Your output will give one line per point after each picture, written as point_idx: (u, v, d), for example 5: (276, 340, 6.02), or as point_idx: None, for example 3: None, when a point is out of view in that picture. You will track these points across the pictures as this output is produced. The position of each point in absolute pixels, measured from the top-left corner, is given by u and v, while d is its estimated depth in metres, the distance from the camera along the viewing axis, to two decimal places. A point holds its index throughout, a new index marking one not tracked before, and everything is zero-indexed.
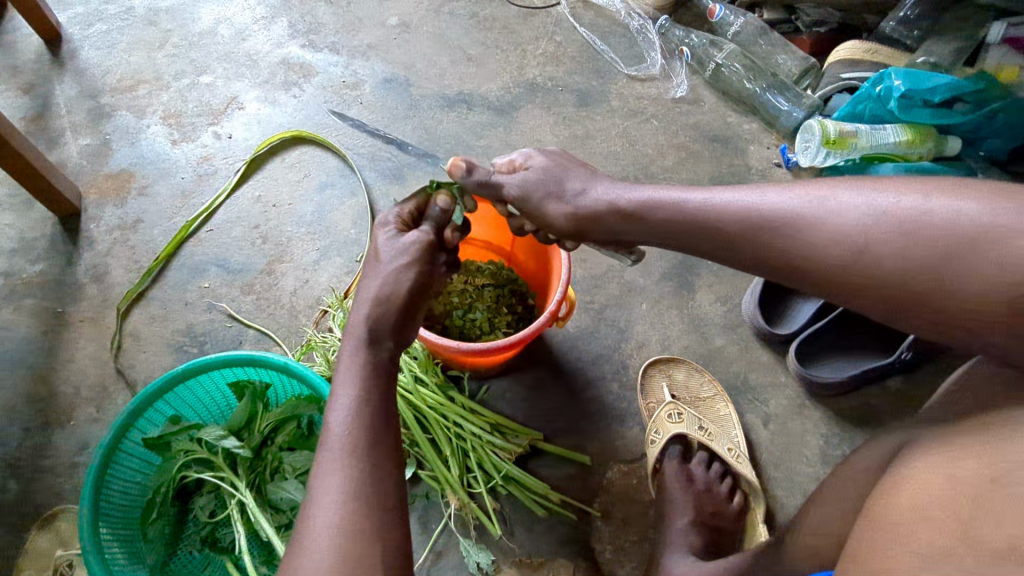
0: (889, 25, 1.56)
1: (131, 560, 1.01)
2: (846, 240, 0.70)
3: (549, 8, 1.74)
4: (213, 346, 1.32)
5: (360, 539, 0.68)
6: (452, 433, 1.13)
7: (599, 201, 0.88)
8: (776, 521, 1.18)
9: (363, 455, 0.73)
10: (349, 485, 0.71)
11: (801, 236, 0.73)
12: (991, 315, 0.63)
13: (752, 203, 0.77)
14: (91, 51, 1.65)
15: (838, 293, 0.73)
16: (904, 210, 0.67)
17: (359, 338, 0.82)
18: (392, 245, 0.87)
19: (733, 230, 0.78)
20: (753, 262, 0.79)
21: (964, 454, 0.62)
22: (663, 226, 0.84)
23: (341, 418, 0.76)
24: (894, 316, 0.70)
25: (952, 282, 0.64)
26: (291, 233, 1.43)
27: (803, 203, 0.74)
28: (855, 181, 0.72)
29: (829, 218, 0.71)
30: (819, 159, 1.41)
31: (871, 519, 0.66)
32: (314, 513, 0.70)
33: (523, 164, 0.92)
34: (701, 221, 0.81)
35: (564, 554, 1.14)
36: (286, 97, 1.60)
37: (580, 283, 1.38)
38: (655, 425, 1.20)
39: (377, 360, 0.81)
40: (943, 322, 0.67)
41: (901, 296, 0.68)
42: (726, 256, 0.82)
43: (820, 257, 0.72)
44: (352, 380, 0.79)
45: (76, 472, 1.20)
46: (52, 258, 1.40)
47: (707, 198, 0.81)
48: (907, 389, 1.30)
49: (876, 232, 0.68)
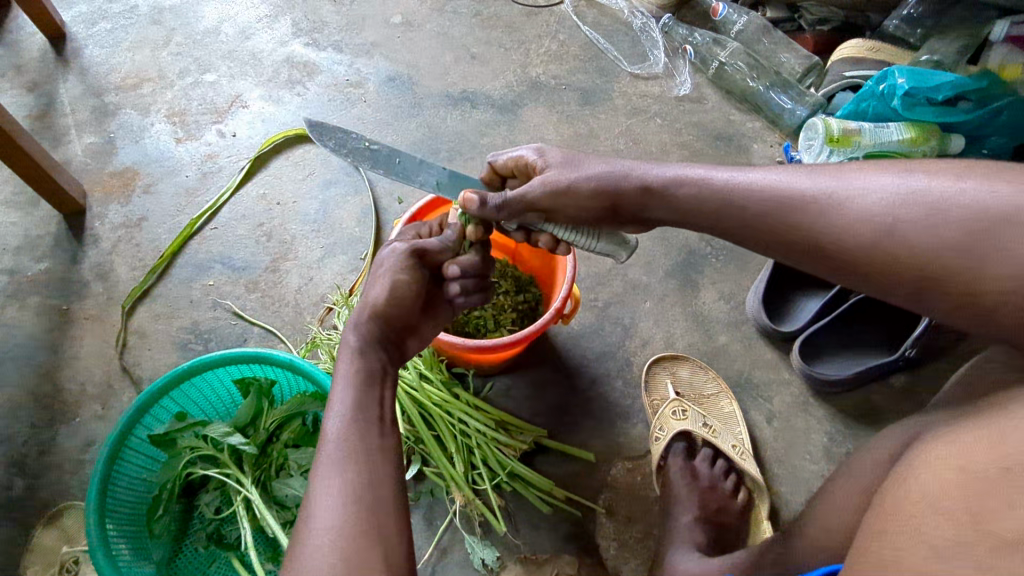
0: (891, 23, 1.58)
1: (137, 557, 1.01)
2: (872, 219, 0.71)
3: (552, 7, 1.74)
4: (218, 343, 1.32)
5: (362, 540, 0.69)
6: (457, 429, 1.13)
7: (626, 175, 0.89)
8: (781, 517, 1.18)
9: (360, 459, 0.74)
10: (343, 489, 0.72)
11: (825, 213, 0.75)
12: (1012, 301, 0.64)
13: (780, 182, 0.79)
14: (95, 49, 1.66)
15: (863, 272, 0.74)
16: (933, 192, 0.68)
17: (352, 346, 0.84)
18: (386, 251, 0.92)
19: (760, 207, 0.80)
20: (778, 240, 0.81)
21: (976, 444, 0.62)
22: (690, 204, 0.87)
23: (336, 424, 0.77)
24: (920, 295, 0.71)
25: (970, 274, 0.66)
26: (295, 231, 1.43)
27: (830, 184, 0.75)
28: (885, 164, 0.74)
29: (857, 197, 0.73)
30: (823, 158, 1.40)
31: (883, 510, 0.65)
32: (313, 516, 0.71)
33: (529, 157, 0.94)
34: (727, 201, 0.83)
35: (569, 551, 1.14)
36: (290, 96, 1.60)
37: (584, 281, 1.38)
38: (660, 422, 1.21)
39: (371, 367, 0.84)
40: (969, 310, 0.68)
41: (928, 273, 0.68)
42: (752, 236, 0.83)
43: (845, 235, 0.74)
44: (345, 386, 0.81)
45: (82, 468, 1.20)
46: (58, 256, 1.40)
47: (738, 178, 0.83)
48: (912, 386, 1.30)
49: (903, 213, 0.69)
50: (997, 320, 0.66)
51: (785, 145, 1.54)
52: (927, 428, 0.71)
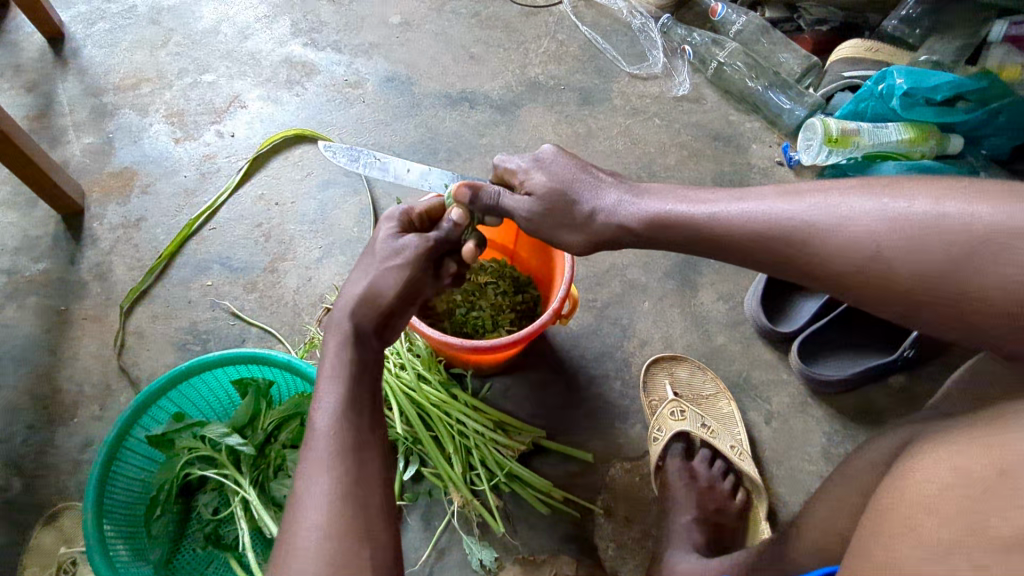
0: (890, 24, 1.56)
1: (135, 558, 1.01)
2: (859, 247, 0.71)
3: (551, 7, 1.74)
4: (216, 343, 1.32)
5: (350, 542, 0.69)
6: (455, 430, 1.13)
7: (608, 221, 0.89)
8: (779, 518, 1.18)
9: (348, 457, 0.74)
10: (331, 488, 0.71)
11: (811, 243, 0.74)
12: (994, 313, 0.64)
13: (763, 211, 0.78)
14: (94, 50, 1.66)
15: (854, 295, 0.74)
16: (915, 217, 0.67)
17: (343, 333, 0.83)
18: (389, 245, 0.89)
19: (746, 237, 0.79)
20: (767, 267, 0.80)
21: (973, 446, 0.62)
22: (674, 235, 0.85)
23: (326, 419, 0.77)
24: (911, 315, 0.70)
25: (958, 294, 0.66)
26: (294, 231, 1.43)
27: (813, 211, 0.74)
28: (867, 183, 0.73)
29: (840, 225, 0.72)
30: (821, 157, 1.41)
31: (879, 511, 0.65)
32: (300, 516, 0.70)
33: (520, 179, 0.94)
34: (711, 233, 0.82)
35: (567, 551, 1.14)
36: (289, 96, 1.60)
37: (583, 281, 1.38)
38: (658, 423, 1.21)
39: (362, 357, 0.83)
40: (960, 326, 0.68)
41: (917, 296, 0.68)
42: (740, 261, 0.82)
43: (834, 263, 0.73)
44: (338, 381, 0.80)
45: (81, 468, 1.20)
46: (56, 256, 1.40)
47: (718, 210, 0.81)
48: (910, 386, 1.30)
49: (888, 239, 0.69)
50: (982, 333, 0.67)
51: (784, 146, 1.54)
52: (925, 430, 0.71)
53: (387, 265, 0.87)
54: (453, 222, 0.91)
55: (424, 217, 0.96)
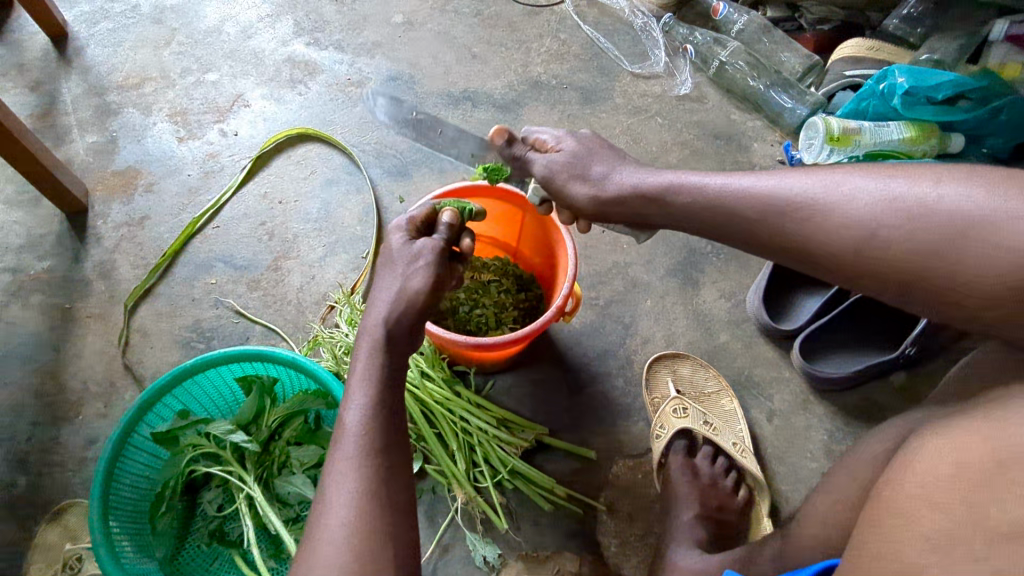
0: (891, 23, 1.58)
1: (141, 554, 1.01)
2: (858, 226, 0.72)
3: (553, 7, 1.74)
4: (220, 342, 1.32)
5: (371, 538, 0.69)
6: (459, 427, 1.14)
7: (622, 184, 0.93)
8: (781, 515, 1.19)
9: (375, 455, 0.74)
10: (359, 487, 0.72)
11: (813, 220, 0.76)
12: (991, 295, 0.64)
13: (768, 186, 0.80)
14: (97, 49, 1.66)
15: (849, 275, 0.75)
16: (913, 198, 0.68)
17: (376, 337, 0.83)
18: (407, 248, 0.89)
19: (750, 212, 0.81)
20: (769, 245, 0.82)
21: (972, 438, 0.62)
22: (684, 211, 0.88)
23: (356, 417, 0.77)
24: (907, 297, 0.71)
25: (953, 276, 0.66)
26: (297, 230, 1.44)
27: (818, 188, 0.76)
28: (869, 169, 0.74)
29: (841, 204, 0.73)
30: (823, 157, 1.40)
31: (880, 502, 0.66)
32: (328, 512, 0.71)
33: (552, 146, 0.99)
34: (720, 206, 0.84)
35: (570, 547, 1.14)
36: (292, 95, 1.61)
37: (585, 279, 1.38)
38: (661, 420, 1.21)
39: (395, 360, 0.83)
40: (961, 312, 0.68)
41: (913, 277, 0.69)
42: (743, 240, 0.84)
43: (833, 241, 0.74)
44: (369, 379, 0.80)
45: (86, 466, 1.21)
46: (60, 255, 1.40)
47: (729, 182, 0.84)
48: (912, 384, 1.30)
49: (887, 219, 0.70)
50: (984, 321, 0.66)
51: (785, 144, 1.54)
52: (927, 422, 0.72)
53: (411, 268, 0.88)
54: (445, 224, 0.93)
55: (424, 222, 0.95)
